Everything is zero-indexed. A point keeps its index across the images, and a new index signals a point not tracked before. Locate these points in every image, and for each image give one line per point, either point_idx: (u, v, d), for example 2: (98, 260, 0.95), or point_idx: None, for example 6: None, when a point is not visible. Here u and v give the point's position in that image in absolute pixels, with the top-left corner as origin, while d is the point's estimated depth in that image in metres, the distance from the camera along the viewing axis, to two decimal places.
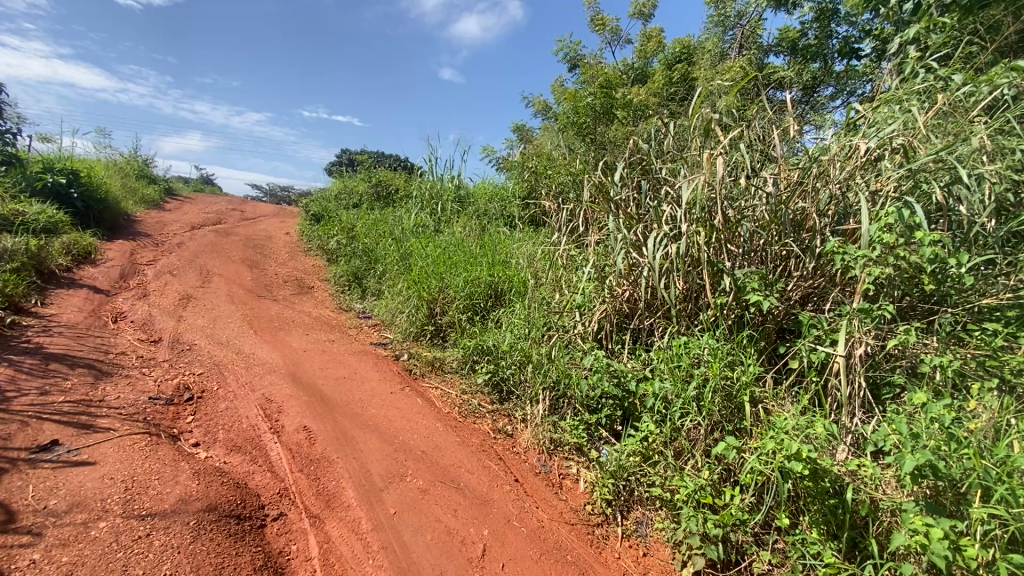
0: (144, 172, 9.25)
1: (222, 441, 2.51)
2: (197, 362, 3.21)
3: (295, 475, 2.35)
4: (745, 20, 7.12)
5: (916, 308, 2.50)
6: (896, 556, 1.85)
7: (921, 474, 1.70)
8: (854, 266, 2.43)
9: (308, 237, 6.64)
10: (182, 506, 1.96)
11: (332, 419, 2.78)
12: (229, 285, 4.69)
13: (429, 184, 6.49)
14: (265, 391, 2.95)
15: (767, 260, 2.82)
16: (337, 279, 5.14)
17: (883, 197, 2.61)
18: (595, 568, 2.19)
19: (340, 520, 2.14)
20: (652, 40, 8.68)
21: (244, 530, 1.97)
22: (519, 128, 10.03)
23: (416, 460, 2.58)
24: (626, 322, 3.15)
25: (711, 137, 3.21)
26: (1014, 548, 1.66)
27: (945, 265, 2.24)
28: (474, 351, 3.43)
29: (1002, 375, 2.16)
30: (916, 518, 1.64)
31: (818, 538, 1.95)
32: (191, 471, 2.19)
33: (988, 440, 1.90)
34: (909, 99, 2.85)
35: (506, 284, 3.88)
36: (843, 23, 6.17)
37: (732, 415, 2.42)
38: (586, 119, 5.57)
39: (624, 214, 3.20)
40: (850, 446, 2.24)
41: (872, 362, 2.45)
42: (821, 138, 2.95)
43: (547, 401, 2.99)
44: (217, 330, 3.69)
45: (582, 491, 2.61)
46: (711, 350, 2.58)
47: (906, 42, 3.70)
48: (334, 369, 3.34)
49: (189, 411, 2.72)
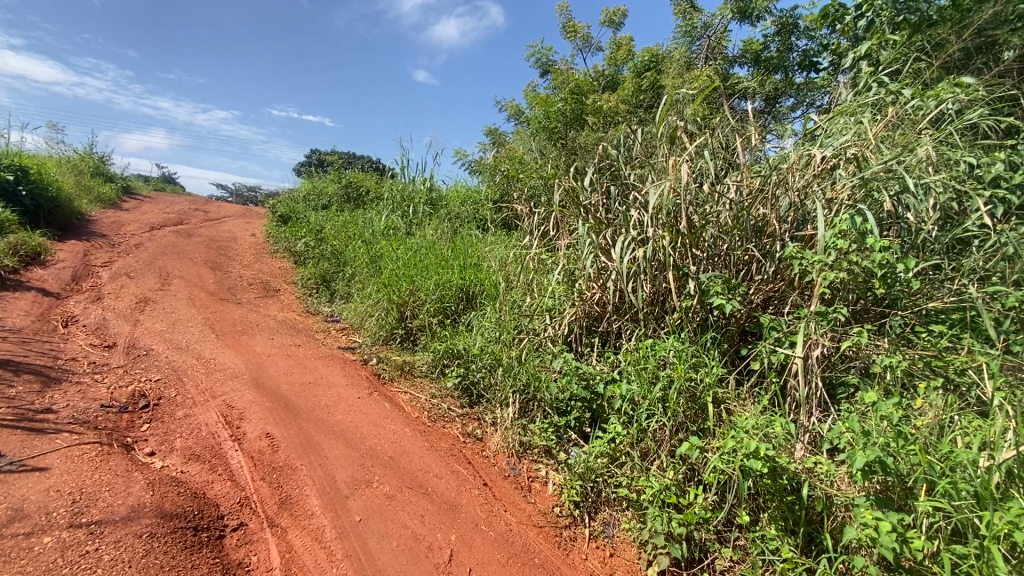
0: (100, 171, 8.89)
1: (180, 449, 2.42)
2: (154, 368, 3.09)
3: (257, 483, 2.28)
4: (711, 31, 7.36)
5: (869, 311, 2.64)
6: (849, 549, 1.92)
7: (871, 470, 1.77)
8: (811, 271, 2.52)
9: (274, 237, 6.49)
10: (135, 517, 1.88)
11: (296, 425, 2.71)
12: (190, 287, 4.55)
13: (400, 186, 6.46)
14: (226, 397, 2.86)
15: (730, 265, 2.90)
16: (305, 281, 5.05)
17: (839, 204, 2.72)
18: (562, 568, 2.21)
19: (304, 528, 2.10)
20: (621, 49, 8.80)
21: (201, 542, 1.90)
22: (490, 132, 10.04)
23: (383, 466, 2.54)
24: (596, 324, 3.18)
25: (678, 145, 3.28)
26: (957, 538, 1.75)
27: (893, 269, 2.37)
28: (444, 354, 3.40)
29: (947, 375, 2.28)
30: (867, 512, 1.71)
31: (776, 533, 2.01)
32: (145, 482, 2.10)
33: (933, 436, 2.01)
34: (863, 111, 2.98)
35: (478, 286, 3.87)
36: (803, 37, 6.47)
37: (696, 416, 2.47)
38: (557, 124, 5.73)
39: (594, 219, 3.29)
40: (807, 444, 2.32)
41: (828, 363, 2.55)
42: (782, 147, 3.05)
43: (517, 403, 2.99)
44: (177, 334, 3.56)
45: (550, 493, 2.62)
46: (676, 353, 2.63)
47: (860, 57, 3.87)
48: (300, 374, 3.26)
49: (144, 419, 2.62)
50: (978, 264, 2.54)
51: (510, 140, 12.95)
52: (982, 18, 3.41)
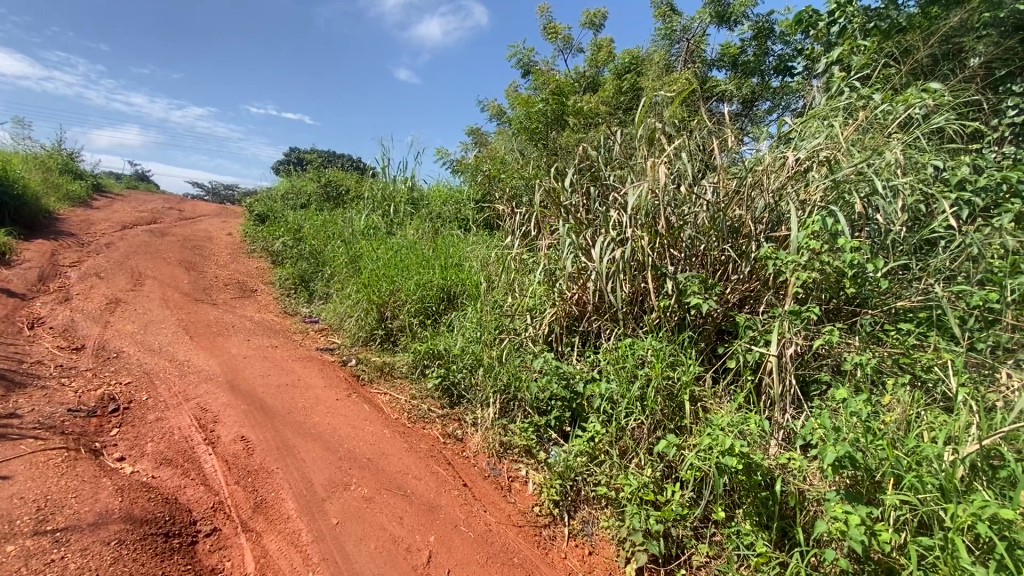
0: (69, 168, 8.64)
1: (151, 454, 2.36)
2: (125, 370, 3.01)
3: (231, 488, 2.24)
4: (690, 34, 7.49)
5: (841, 310, 2.70)
6: (820, 543, 1.97)
7: (841, 465, 1.82)
8: (785, 271, 2.58)
9: (252, 237, 6.37)
10: (103, 524, 1.83)
11: (272, 427, 2.66)
12: (164, 288, 4.44)
13: (381, 185, 6.40)
14: (200, 400, 2.80)
15: (707, 265, 2.94)
16: (283, 282, 4.96)
17: (812, 206, 2.79)
18: (541, 568, 2.22)
19: (279, 533, 2.06)
20: (602, 50, 8.86)
21: (172, 548, 1.85)
22: (472, 131, 10.03)
23: (361, 468, 2.52)
24: (576, 324, 3.20)
25: (657, 146, 3.32)
26: (923, 530, 1.80)
27: (863, 269, 2.43)
28: (424, 355, 3.37)
29: (914, 371, 2.35)
30: (837, 506, 1.76)
31: (750, 528, 2.05)
32: (114, 487, 2.04)
33: (901, 431, 2.07)
34: (835, 115, 3.06)
35: (459, 286, 3.85)
36: (778, 41, 6.62)
37: (673, 414, 2.50)
38: (538, 124, 5.74)
39: (574, 219, 3.31)
40: (781, 440, 2.36)
41: (802, 361, 2.60)
42: (758, 149, 3.10)
43: (498, 404, 2.98)
44: (149, 336, 3.47)
45: (530, 493, 2.63)
46: (654, 351, 2.66)
47: (832, 62, 3.96)
48: (276, 376, 3.21)
49: (113, 423, 2.54)
50: (944, 263, 2.62)
51: (492, 140, 12.96)
52: (946, 26, 3.53)
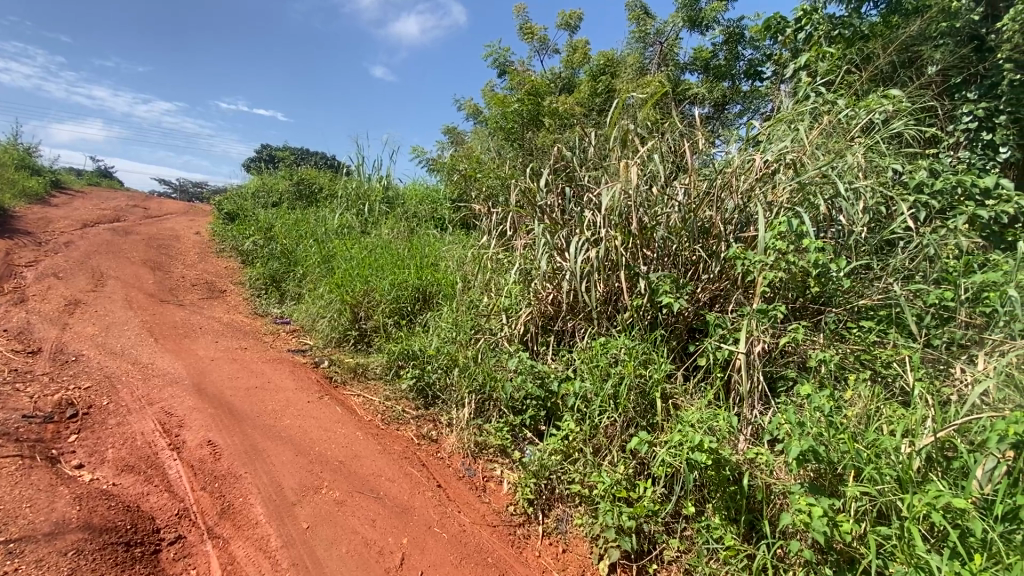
0: (25, 163, 8.26)
1: (112, 460, 2.27)
2: (84, 374, 2.89)
3: (196, 494, 2.18)
4: (663, 38, 7.63)
5: (807, 308, 2.75)
6: (785, 534, 2.03)
7: (805, 459, 1.87)
8: (753, 270, 2.64)
9: (220, 236, 6.20)
10: (59, 533, 1.77)
11: (240, 431, 2.60)
12: (127, 288, 4.28)
13: (355, 184, 6.32)
14: (165, 404, 2.72)
15: (679, 264, 2.99)
16: (254, 282, 4.85)
17: (779, 207, 2.86)
18: (515, 567, 2.23)
19: (247, 539, 2.01)
20: (577, 52, 8.92)
21: (134, 558, 1.80)
22: (448, 130, 9.98)
23: (333, 471, 2.48)
24: (551, 324, 3.21)
25: (630, 148, 3.36)
26: (882, 520, 1.87)
27: (826, 269, 2.52)
28: (399, 356, 3.33)
29: (875, 367, 2.44)
30: (801, 498, 1.81)
31: (719, 522, 2.10)
32: (72, 495, 1.97)
33: (861, 424, 2.15)
34: (801, 120, 3.15)
35: (435, 286, 3.82)
36: (748, 46, 6.79)
37: (646, 411, 2.55)
38: (514, 125, 5.76)
39: (550, 219, 3.33)
40: (749, 436, 2.42)
41: (769, 358, 2.65)
42: (728, 151, 3.17)
43: (473, 403, 2.98)
44: (111, 338, 3.34)
45: (505, 493, 2.63)
46: (627, 350, 2.69)
47: (799, 67, 4.08)
48: (245, 378, 3.13)
49: (72, 429, 2.44)
50: (903, 263, 2.73)
51: (468, 140, 12.91)
52: (905, 35, 3.68)
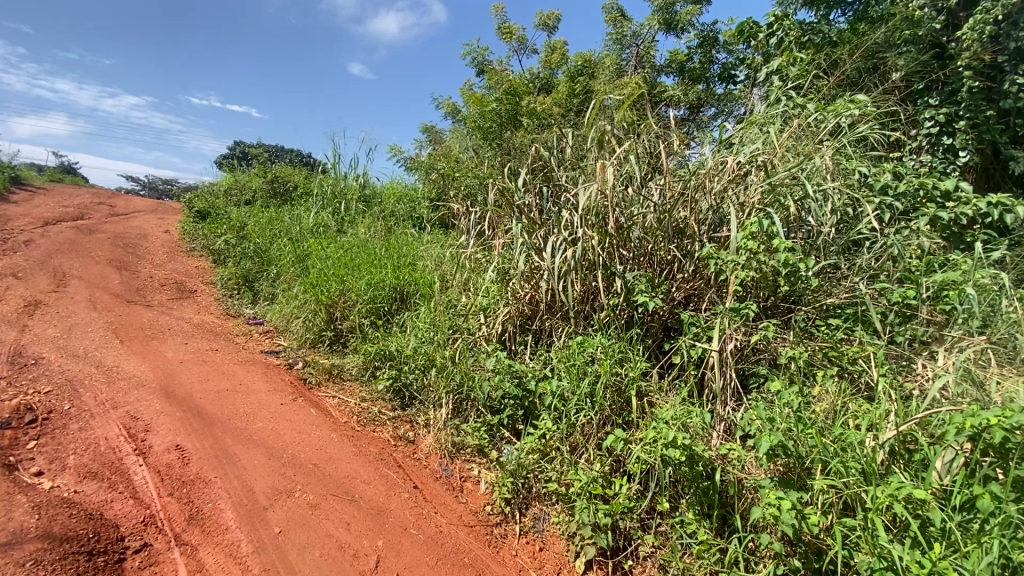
0: None
1: (73, 467, 2.19)
2: (44, 378, 2.78)
3: (163, 500, 2.11)
4: (640, 40, 7.71)
5: (778, 307, 2.80)
6: (756, 528, 2.07)
7: (775, 454, 1.91)
8: (726, 269, 2.70)
9: (191, 235, 6.03)
10: (16, 544, 1.70)
11: (210, 435, 2.53)
12: (91, 289, 4.13)
13: (331, 182, 6.22)
14: (130, 408, 2.63)
15: (655, 264, 3.03)
16: (226, 282, 4.73)
17: (750, 207, 2.92)
18: (491, 566, 2.23)
19: (216, 545, 1.97)
20: (555, 52, 8.93)
21: (97, 567, 1.74)
22: (427, 129, 9.91)
23: (307, 474, 2.44)
24: (529, 323, 3.22)
25: (607, 148, 3.39)
26: (847, 512, 1.92)
27: (796, 269, 2.58)
28: (375, 356, 3.29)
29: (842, 364, 2.51)
30: (771, 492, 1.85)
31: (693, 517, 2.14)
32: (30, 504, 1.89)
33: (828, 420, 2.21)
34: (772, 123, 3.22)
35: (413, 286, 3.78)
36: (722, 50, 6.91)
37: (622, 409, 2.58)
38: (493, 124, 5.74)
39: (528, 218, 3.34)
40: (722, 432, 2.47)
41: (742, 355, 2.71)
42: (702, 153, 3.21)
43: (451, 404, 2.96)
44: (73, 341, 3.22)
45: (482, 493, 2.63)
46: (603, 349, 2.72)
47: (771, 72, 4.17)
48: (216, 381, 3.05)
49: (30, 434, 2.34)
50: (868, 263, 2.82)
51: (447, 139, 12.83)
52: (871, 42, 3.78)
